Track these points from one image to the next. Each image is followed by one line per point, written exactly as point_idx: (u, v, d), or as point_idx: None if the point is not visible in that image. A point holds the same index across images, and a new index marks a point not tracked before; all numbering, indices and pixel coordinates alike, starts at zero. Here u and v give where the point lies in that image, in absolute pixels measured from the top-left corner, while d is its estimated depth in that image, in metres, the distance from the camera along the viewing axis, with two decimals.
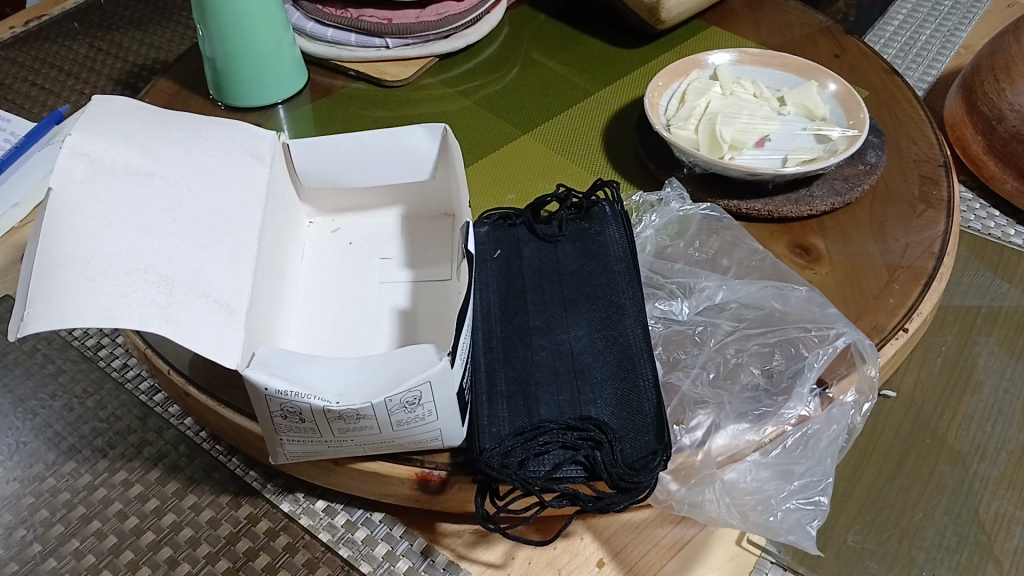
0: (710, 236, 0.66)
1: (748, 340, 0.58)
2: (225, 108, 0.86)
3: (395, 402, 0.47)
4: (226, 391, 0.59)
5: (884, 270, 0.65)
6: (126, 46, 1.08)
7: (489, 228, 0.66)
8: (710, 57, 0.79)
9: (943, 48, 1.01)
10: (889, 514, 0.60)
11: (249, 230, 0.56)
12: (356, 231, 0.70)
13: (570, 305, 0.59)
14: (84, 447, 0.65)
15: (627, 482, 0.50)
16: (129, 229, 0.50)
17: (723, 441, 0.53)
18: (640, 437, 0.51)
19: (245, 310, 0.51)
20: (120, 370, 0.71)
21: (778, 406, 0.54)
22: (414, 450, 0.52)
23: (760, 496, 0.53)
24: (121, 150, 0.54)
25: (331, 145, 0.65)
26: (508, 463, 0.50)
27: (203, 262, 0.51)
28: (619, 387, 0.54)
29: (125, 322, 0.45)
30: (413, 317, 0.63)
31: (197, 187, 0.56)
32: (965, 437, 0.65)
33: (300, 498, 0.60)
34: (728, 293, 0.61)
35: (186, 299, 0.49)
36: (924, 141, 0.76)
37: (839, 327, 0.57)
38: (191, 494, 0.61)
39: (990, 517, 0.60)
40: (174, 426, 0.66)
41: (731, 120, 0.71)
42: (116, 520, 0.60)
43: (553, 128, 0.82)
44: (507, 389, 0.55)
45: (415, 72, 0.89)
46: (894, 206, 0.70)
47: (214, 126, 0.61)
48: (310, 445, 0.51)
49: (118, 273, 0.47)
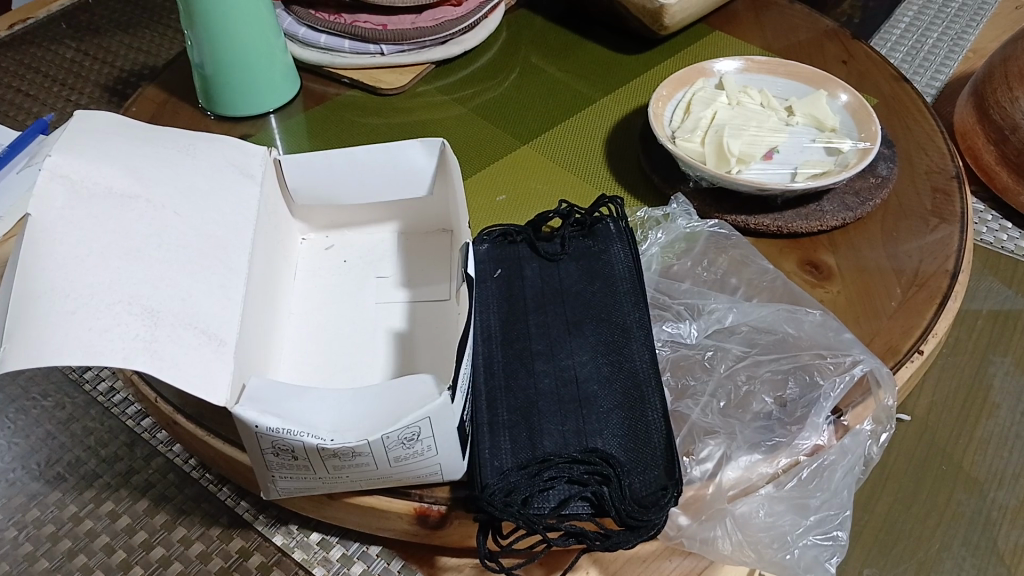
0: (718, 254, 0.64)
1: (759, 366, 0.55)
2: (215, 118, 0.83)
3: (393, 438, 0.45)
4: (215, 421, 0.56)
5: (898, 287, 0.63)
6: (115, 51, 1.05)
7: (489, 246, 0.63)
8: (715, 65, 0.77)
9: (951, 51, 0.99)
10: (905, 546, 0.59)
11: (239, 254, 0.54)
12: (351, 248, 0.67)
13: (574, 328, 0.57)
14: (69, 476, 0.63)
15: (636, 519, 0.48)
16: (113, 257, 0.47)
17: (734, 472, 0.50)
18: (649, 472, 0.49)
19: (234, 340, 0.49)
20: (106, 394, 0.68)
21: (792, 436, 0.51)
22: (412, 484, 0.50)
23: (775, 533, 0.50)
24: (104, 172, 0.51)
25: (324, 160, 0.62)
26: (512, 501, 0.48)
27: (190, 291, 0.49)
28: (626, 416, 0.52)
29: (108, 358, 0.43)
30: (411, 340, 0.60)
31: (185, 210, 0.53)
32: (981, 462, 0.62)
33: (294, 530, 0.58)
34: (739, 316, 0.59)
35: (173, 332, 0.46)
36: (936, 152, 0.74)
37: (856, 353, 0.54)
38: (181, 526, 0.59)
39: (1009, 549, 0.58)
40: (162, 453, 0.64)
41: (738, 131, 0.68)
42: (103, 553, 0.58)
43: (554, 138, 0.79)
44: (509, 419, 0.52)
45: (410, 79, 0.87)
46: (906, 220, 0.68)
47: (203, 142, 0.59)
48: (303, 481, 0.49)
49: (100, 305, 0.44)
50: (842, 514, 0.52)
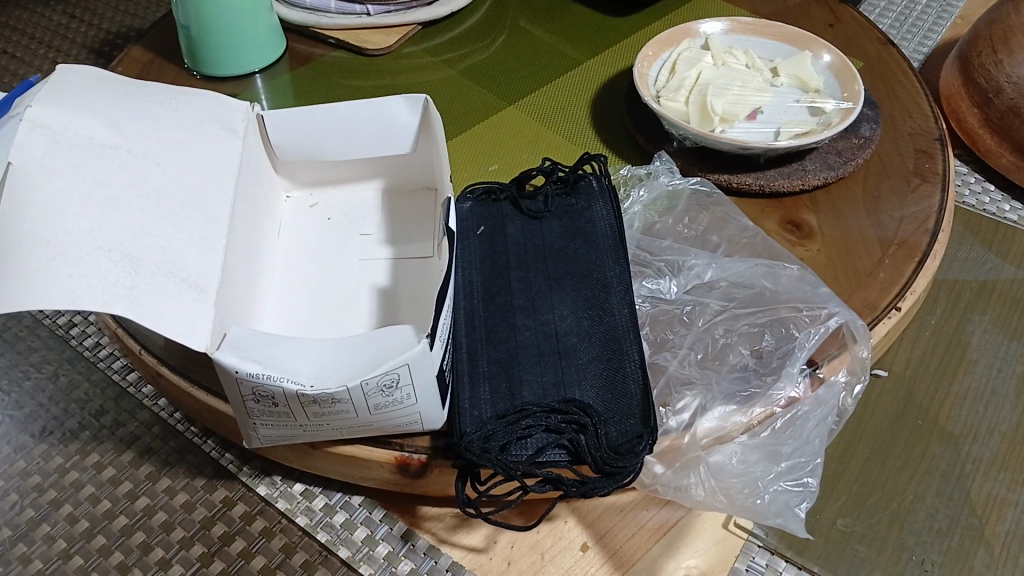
0: (700, 212, 0.65)
1: (737, 320, 0.56)
2: (200, 78, 0.83)
3: (372, 385, 0.46)
4: (199, 373, 0.57)
5: (877, 245, 0.63)
6: (101, 13, 1.04)
7: (472, 203, 0.64)
8: (702, 26, 0.77)
9: (939, 17, 0.99)
10: (880, 496, 0.59)
11: (220, 206, 0.54)
12: (336, 205, 0.68)
13: (555, 283, 0.58)
14: (54, 429, 0.63)
15: (612, 466, 0.48)
16: (93, 205, 0.47)
17: (711, 422, 0.51)
18: (626, 421, 0.50)
19: (215, 290, 0.49)
20: (93, 349, 0.69)
21: (766, 387, 0.52)
22: (392, 433, 0.51)
23: (748, 479, 0.51)
24: (85, 122, 0.51)
25: (306, 115, 0.62)
26: (490, 448, 0.48)
27: (170, 241, 0.49)
28: (604, 368, 0.52)
29: (89, 303, 0.43)
30: (393, 295, 0.61)
31: (166, 160, 0.53)
32: (956, 417, 0.64)
33: (277, 481, 0.59)
34: (717, 271, 0.59)
35: (153, 280, 0.46)
36: (920, 114, 0.74)
37: (832, 307, 0.55)
38: (166, 477, 0.60)
39: (981, 500, 0.60)
40: (147, 407, 0.64)
41: (723, 91, 0.68)
42: (88, 503, 0.58)
43: (539, 99, 0.79)
44: (489, 370, 0.53)
45: (396, 40, 0.86)
46: (887, 180, 0.68)
47: (184, 96, 0.59)
48: (284, 429, 0.50)
49: (81, 251, 0.45)
50: (813, 462, 0.53)
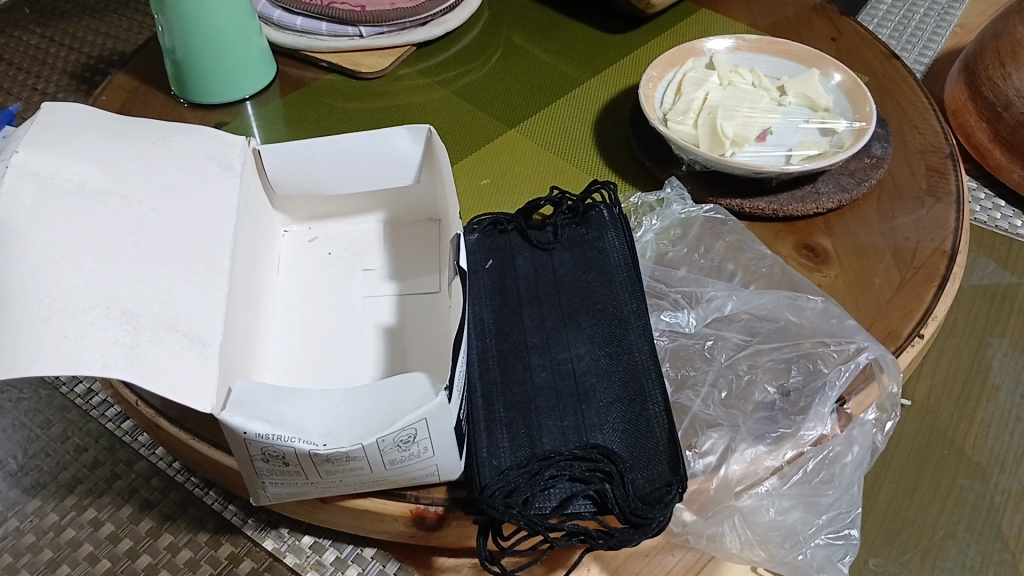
0: (714, 240, 0.63)
1: (760, 355, 0.54)
2: (189, 106, 0.80)
3: (389, 440, 0.43)
4: (199, 424, 0.54)
5: (896, 269, 0.62)
6: (82, 36, 1.01)
7: (480, 236, 0.61)
8: (706, 44, 0.75)
9: (939, 26, 0.98)
10: (910, 533, 0.58)
11: (220, 250, 0.52)
12: (336, 240, 0.65)
13: (570, 320, 0.56)
14: (49, 483, 0.61)
15: (640, 517, 0.46)
16: (87, 258, 0.45)
17: (739, 465, 0.49)
18: (653, 467, 0.48)
19: (218, 342, 0.47)
20: (85, 396, 0.66)
21: (796, 427, 0.50)
22: (408, 486, 0.49)
23: (789, 532, 0.50)
24: (75, 168, 0.48)
25: (305, 148, 0.60)
26: (513, 502, 0.46)
27: (170, 292, 0.47)
28: (626, 410, 0.50)
29: (87, 367, 0.40)
30: (400, 334, 0.59)
31: (162, 205, 0.51)
32: (983, 446, 0.62)
33: (285, 533, 0.56)
34: (738, 303, 0.57)
35: (154, 336, 0.44)
36: (929, 130, 0.73)
37: (860, 341, 0.53)
38: (167, 532, 0.57)
39: (1013, 533, 0.58)
40: (145, 457, 0.61)
41: (732, 113, 0.67)
42: (86, 563, 0.56)
43: (541, 121, 0.77)
44: (506, 415, 0.51)
45: (390, 63, 0.84)
46: (901, 200, 0.67)
47: (179, 133, 0.56)
48: (294, 486, 0.47)
49: (76, 310, 0.42)
50: (853, 512, 0.52)
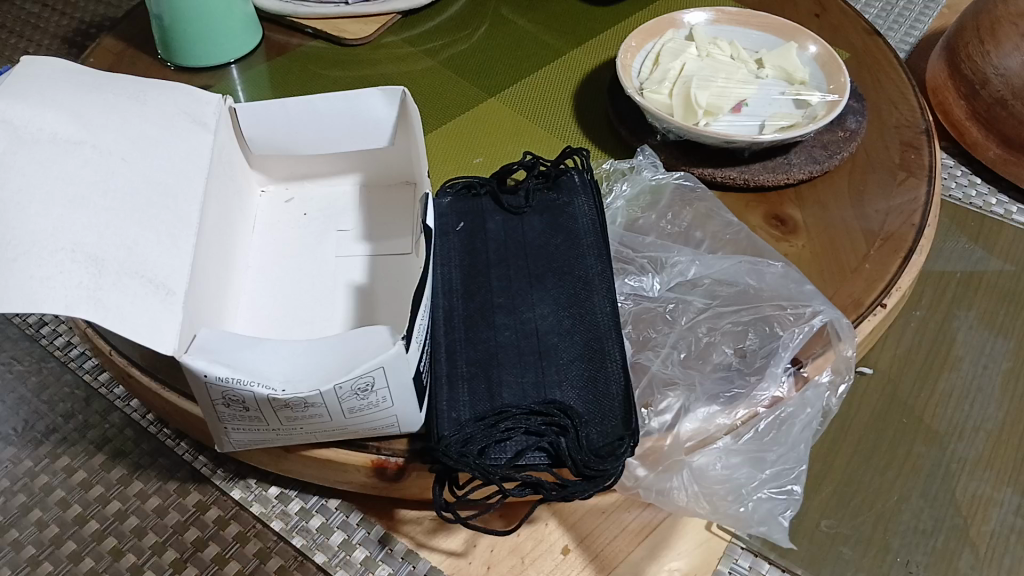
0: (683, 208, 0.63)
1: (720, 318, 0.55)
2: (175, 69, 0.81)
3: (346, 388, 0.45)
4: (170, 374, 0.56)
5: (863, 239, 0.63)
6: (75, 2, 1.02)
7: (452, 198, 0.63)
8: (686, 16, 0.75)
9: (927, 6, 0.98)
10: (865, 497, 0.59)
11: (190, 203, 0.52)
12: (312, 200, 0.66)
13: (536, 281, 0.57)
14: (24, 432, 0.62)
15: (593, 469, 0.47)
16: (55, 204, 0.46)
17: (692, 424, 0.50)
18: (607, 422, 0.49)
19: (183, 290, 0.48)
20: (64, 348, 0.67)
21: (750, 388, 0.51)
22: (369, 436, 0.50)
23: (732, 486, 0.51)
24: (47, 117, 0.49)
25: (280, 108, 0.61)
26: (468, 452, 0.47)
27: (137, 240, 0.48)
28: (586, 368, 0.51)
29: (50, 307, 0.41)
30: (370, 293, 0.60)
31: (133, 156, 0.52)
32: (942, 416, 0.63)
33: (252, 484, 0.57)
34: (701, 268, 0.58)
35: (118, 281, 0.45)
36: (906, 106, 0.73)
37: (816, 305, 0.54)
38: (138, 480, 0.58)
39: (967, 499, 0.59)
40: (120, 408, 0.63)
41: (707, 83, 0.67)
42: (58, 508, 0.57)
43: (521, 90, 0.78)
44: (468, 371, 0.52)
45: (375, 30, 0.84)
46: (874, 174, 0.67)
47: (154, 89, 0.57)
48: (256, 433, 0.48)
49: (41, 253, 0.43)
50: (797, 468, 0.52)
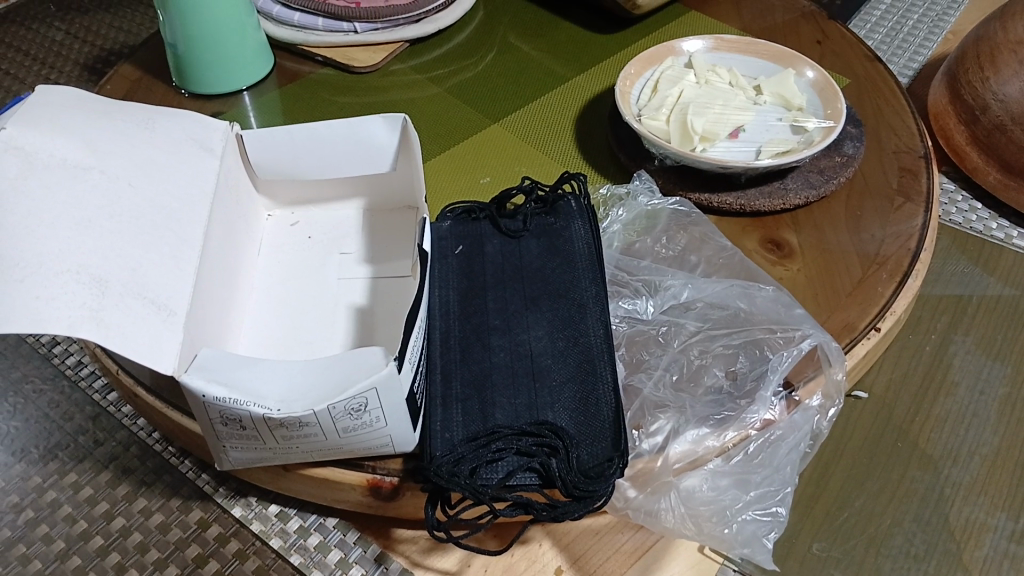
0: (678, 231, 0.64)
1: (712, 341, 0.55)
2: (188, 96, 0.83)
3: (339, 408, 0.46)
4: (174, 393, 0.57)
5: (858, 264, 0.63)
6: (97, 31, 1.05)
7: (452, 223, 0.64)
8: (684, 44, 0.76)
9: (931, 33, 0.99)
10: (856, 520, 0.59)
11: (194, 226, 0.54)
12: (316, 223, 0.68)
13: (531, 304, 0.58)
14: (34, 448, 0.64)
15: (582, 490, 0.48)
16: (63, 226, 0.47)
17: (682, 446, 0.50)
18: (597, 443, 0.49)
19: (185, 311, 0.49)
20: (75, 367, 0.69)
21: (740, 410, 0.51)
22: (364, 456, 0.51)
23: (717, 508, 0.51)
24: (59, 144, 0.51)
25: (285, 134, 0.62)
26: (458, 472, 0.48)
27: (141, 261, 0.49)
28: (578, 389, 0.52)
29: (54, 326, 0.43)
30: (370, 314, 0.61)
31: (140, 181, 0.53)
32: (936, 441, 0.63)
33: (253, 502, 0.58)
34: (693, 292, 0.59)
35: (121, 301, 0.46)
36: (905, 132, 0.74)
37: (806, 328, 0.55)
38: (142, 497, 0.59)
39: (960, 524, 0.59)
40: (126, 426, 0.64)
41: (703, 110, 0.68)
42: (64, 523, 0.58)
43: (524, 116, 0.79)
44: (463, 392, 0.53)
45: (383, 58, 0.87)
46: (871, 199, 0.68)
47: (164, 116, 0.59)
48: (254, 451, 0.49)
49: (47, 273, 0.45)
50: (783, 491, 0.52)
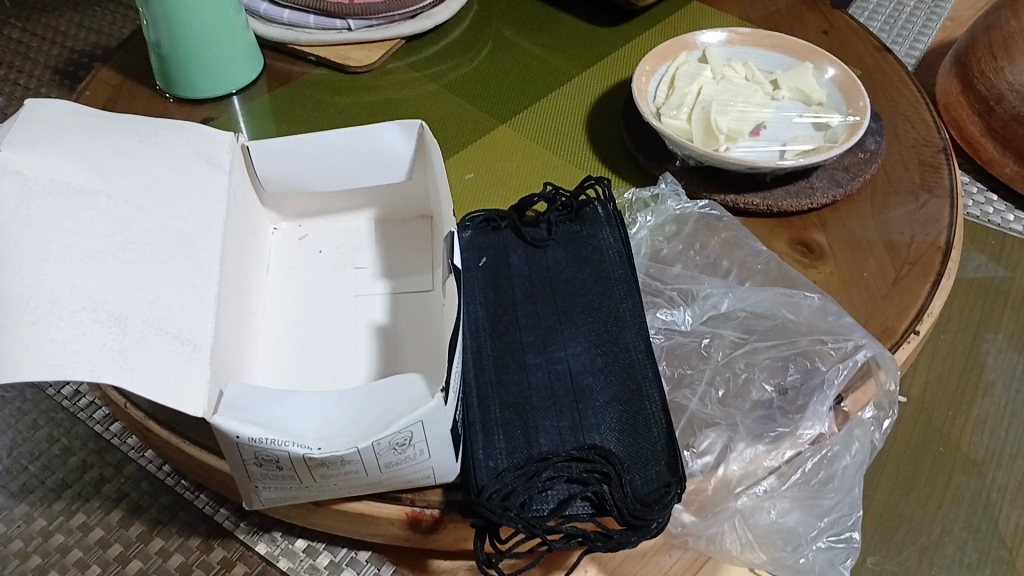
0: (709, 237, 0.63)
1: (757, 353, 0.54)
2: (174, 101, 0.79)
3: (385, 444, 0.43)
4: (190, 427, 0.53)
5: (891, 264, 0.62)
6: (64, 31, 1.00)
7: (473, 232, 0.61)
8: (699, 37, 0.75)
9: (929, 19, 0.98)
10: (908, 530, 0.66)
11: (210, 250, 0.51)
12: (327, 237, 0.64)
13: (566, 318, 0.55)
14: (35, 489, 0.60)
15: (638, 518, 0.46)
16: (73, 260, 0.44)
17: (738, 464, 0.49)
18: (651, 468, 0.47)
19: (209, 344, 0.46)
20: (72, 398, 0.66)
21: (794, 426, 0.50)
22: (402, 488, 0.48)
23: (791, 536, 0.51)
24: (60, 167, 0.47)
25: (293, 144, 0.59)
26: (510, 505, 0.46)
27: (159, 293, 0.46)
28: (623, 410, 0.50)
29: (75, 372, 0.39)
30: (394, 334, 0.58)
31: (149, 205, 0.50)
32: (978, 444, 0.71)
33: (278, 537, 0.55)
34: (734, 301, 0.57)
35: (142, 339, 0.43)
36: (922, 124, 0.73)
37: (857, 338, 0.53)
38: (159, 536, 0.56)
39: (1009, 530, 0.66)
40: (134, 459, 0.61)
41: (726, 107, 0.66)
42: (76, 569, 0.56)
43: (532, 116, 0.76)
44: (503, 416, 0.50)
45: (380, 56, 0.83)
46: (896, 196, 0.66)
47: (166, 130, 0.55)
48: (287, 490, 0.46)
49: (63, 313, 0.41)
50: (853, 515, 0.52)
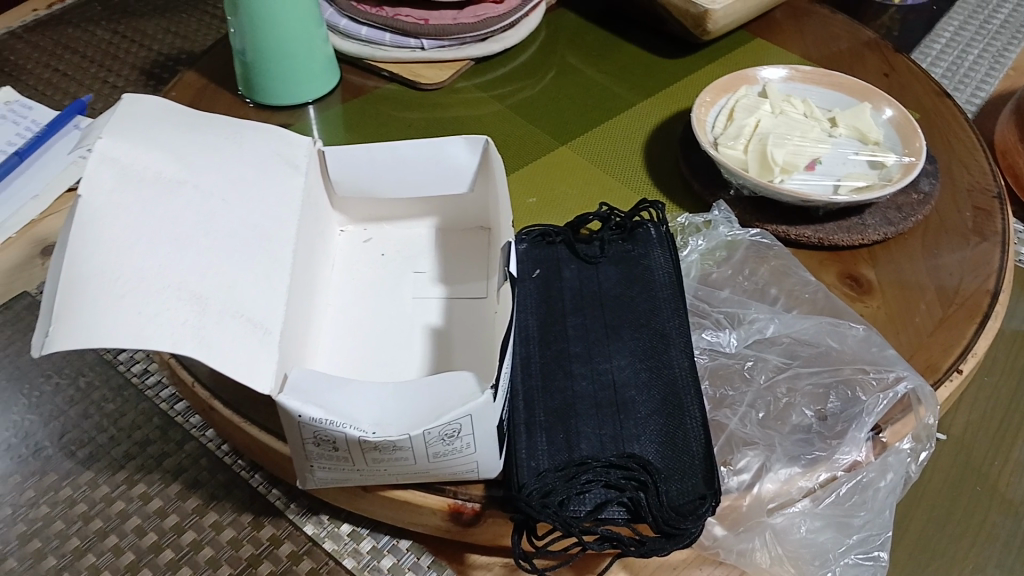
0: (759, 264, 0.64)
1: (799, 379, 0.55)
2: (253, 106, 0.84)
3: (435, 433, 0.45)
4: (251, 408, 0.56)
5: (937, 303, 0.63)
6: (152, 34, 1.06)
7: (529, 245, 0.63)
8: (760, 73, 0.77)
9: (992, 68, 0.99)
10: (941, 563, 0.65)
11: (283, 243, 0.54)
12: (389, 241, 0.68)
13: (613, 332, 0.57)
14: (101, 458, 0.64)
15: (672, 526, 0.47)
16: (160, 243, 0.47)
17: (773, 484, 0.50)
18: (688, 480, 0.49)
19: (279, 329, 0.49)
20: (140, 376, 0.70)
21: (831, 451, 0.51)
22: (447, 480, 0.50)
23: (818, 551, 0.52)
24: (154, 159, 0.51)
25: (365, 151, 0.62)
26: (549, 503, 0.48)
27: (236, 280, 0.49)
28: (664, 422, 0.52)
29: (157, 344, 0.43)
30: (447, 336, 0.61)
31: (231, 198, 0.53)
32: (1016, 486, 0.70)
33: (325, 520, 0.58)
34: (780, 327, 0.58)
35: (219, 319, 0.46)
36: (978, 169, 0.74)
37: (899, 370, 0.54)
38: (212, 511, 0.60)
39: None
40: (195, 438, 0.65)
41: (783, 141, 0.68)
42: (134, 535, 0.59)
43: (592, 139, 0.79)
44: (547, 420, 0.52)
45: (450, 75, 0.87)
46: (947, 237, 0.67)
47: (250, 131, 0.59)
48: (340, 472, 0.49)
49: (149, 290, 0.45)
50: (882, 534, 0.53)
